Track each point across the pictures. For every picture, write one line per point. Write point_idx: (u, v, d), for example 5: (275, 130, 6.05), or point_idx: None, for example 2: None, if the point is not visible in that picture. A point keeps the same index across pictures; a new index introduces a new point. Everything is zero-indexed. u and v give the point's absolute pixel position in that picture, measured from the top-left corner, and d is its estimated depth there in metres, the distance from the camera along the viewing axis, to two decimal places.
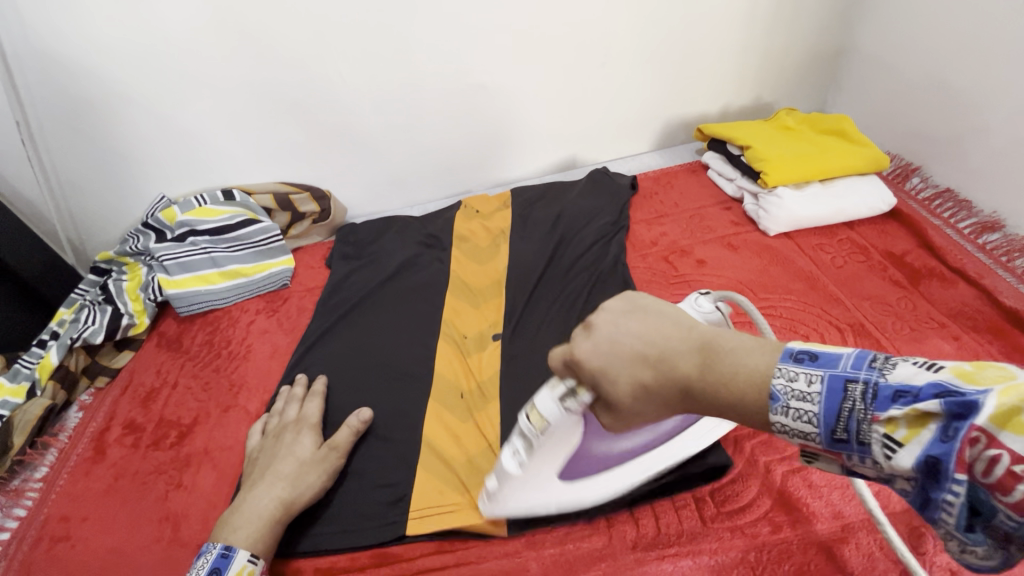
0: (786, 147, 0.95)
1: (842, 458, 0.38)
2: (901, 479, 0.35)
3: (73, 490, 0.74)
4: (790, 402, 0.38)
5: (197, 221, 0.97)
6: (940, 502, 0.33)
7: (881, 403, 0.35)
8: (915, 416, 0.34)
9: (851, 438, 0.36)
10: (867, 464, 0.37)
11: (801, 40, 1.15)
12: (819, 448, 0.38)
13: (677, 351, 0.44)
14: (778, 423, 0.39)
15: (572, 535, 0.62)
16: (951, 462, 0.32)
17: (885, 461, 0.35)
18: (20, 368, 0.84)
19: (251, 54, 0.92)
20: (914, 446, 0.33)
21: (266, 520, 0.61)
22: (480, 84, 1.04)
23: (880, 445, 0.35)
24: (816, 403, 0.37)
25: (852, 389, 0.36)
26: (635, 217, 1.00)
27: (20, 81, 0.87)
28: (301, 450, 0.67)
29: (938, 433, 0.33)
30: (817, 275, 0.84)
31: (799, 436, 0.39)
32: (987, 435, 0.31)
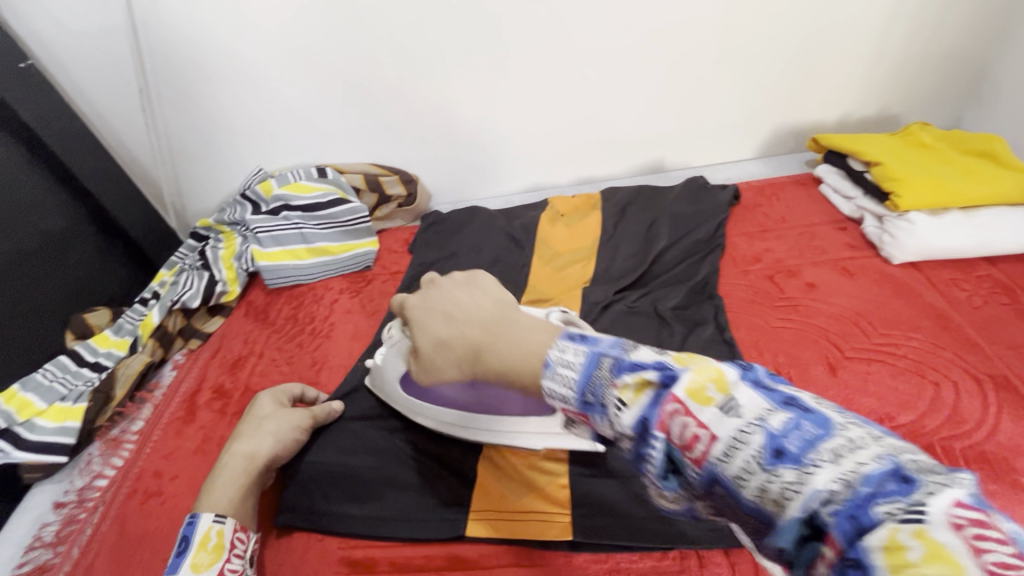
0: (922, 167, 0.85)
1: (592, 421, 0.42)
2: (622, 438, 0.40)
3: (165, 447, 0.77)
4: (558, 368, 0.43)
5: (292, 196, 0.99)
6: (647, 456, 0.38)
7: (619, 372, 0.40)
8: (641, 383, 0.39)
9: (596, 402, 0.41)
10: (606, 424, 0.41)
11: (945, 48, 1.03)
12: (575, 410, 0.42)
13: (470, 322, 0.53)
14: (548, 388, 0.43)
15: (660, 568, 0.58)
16: (654, 423, 0.37)
17: (615, 419, 0.39)
18: (124, 323, 0.89)
19: (361, 36, 0.91)
20: (634, 407, 0.38)
21: (228, 477, 0.61)
22: (582, 76, 0.99)
23: (614, 405, 0.39)
24: (574, 370, 0.42)
25: (603, 360, 0.41)
26: (735, 230, 0.93)
27: (145, 50, 0.90)
28: (260, 409, 0.68)
29: (652, 398, 0.38)
30: (950, 313, 0.75)
31: (559, 399, 0.43)
32: (684, 405, 0.36)
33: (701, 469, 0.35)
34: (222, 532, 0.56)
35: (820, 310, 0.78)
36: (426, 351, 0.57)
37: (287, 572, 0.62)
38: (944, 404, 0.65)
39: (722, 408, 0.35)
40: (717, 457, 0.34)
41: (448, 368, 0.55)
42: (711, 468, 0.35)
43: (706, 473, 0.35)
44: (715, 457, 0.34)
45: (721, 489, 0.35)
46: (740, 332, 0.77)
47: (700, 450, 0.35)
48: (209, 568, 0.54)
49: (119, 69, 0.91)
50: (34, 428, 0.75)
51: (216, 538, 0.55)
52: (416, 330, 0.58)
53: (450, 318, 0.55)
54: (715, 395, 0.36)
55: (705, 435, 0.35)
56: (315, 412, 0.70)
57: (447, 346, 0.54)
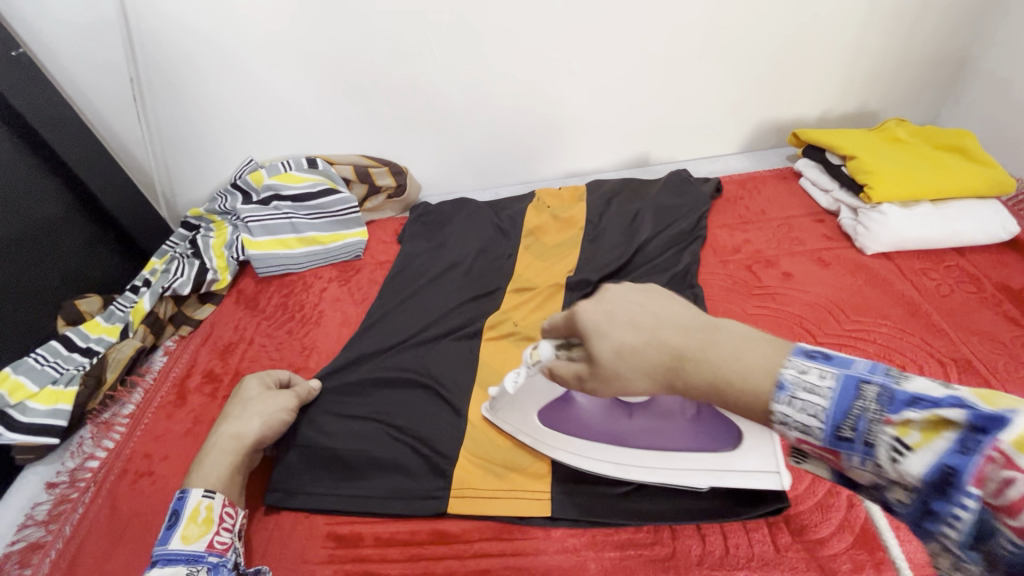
0: (895, 161, 0.88)
1: (840, 460, 0.38)
2: (895, 485, 0.35)
3: (156, 429, 0.78)
4: (797, 393, 0.38)
5: (282, 186, 1.00)
6: (852, 463, 0.36)
7: (893, 406, 0.34)
8: (931, 422, 0.33)
9: (856, 438, 0.36)
10: (865, 467, 0.36)
11: (922, 46, 1.05)
12: (817, 445, 0.38)
13: (673, 330, 0.47)
14: (779, 414, 0.39)
15: (634, 541, 0.61)
16: (965, 474, 0.31)
17: (887, 462, 0.34)
18: (115, 310, 0.90)
19: (351, 29, 0.93)
20: (922, 452, 0.33)
21: (215, 457, 0.63)
22: (569, 70, 1.01)
23: (887, 447, 0.34)
24: (823, 396, 0.37)
25: (866, 390, 0.36)
26: (716, 222, 0.96)
27: (137, 39, 0.91)
28: (245, 392, 0.70)
29: (954, 444, 0.32)
30: (918, 301, 0.78)
31: (798, 429, 0.38)
32: (1003, 455, 0.30)
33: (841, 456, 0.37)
34: (211, 506, 0.58)
35: (794, 298, 0.80)
36: (607, 360, 0.49)
37: (275, 547, 0.64)
38: None
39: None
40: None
41: (635, 378, 0.48)
42: (1005, 520, 0.30)
43: None
44: (1020, 507, 0.30)
45: None
46: (718, 319, 0.79)
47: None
48: (199, 540, 0.56)
49: (111, 59, 0.92)
50: (26, 410, 0.76)
51: (205, 512, 0.57)
52: (587, 336, 0.51)
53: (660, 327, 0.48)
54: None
55: (1016, 484, 0.30)
56: (299, 394, 0.72)
57: (637, 353, 0.48)
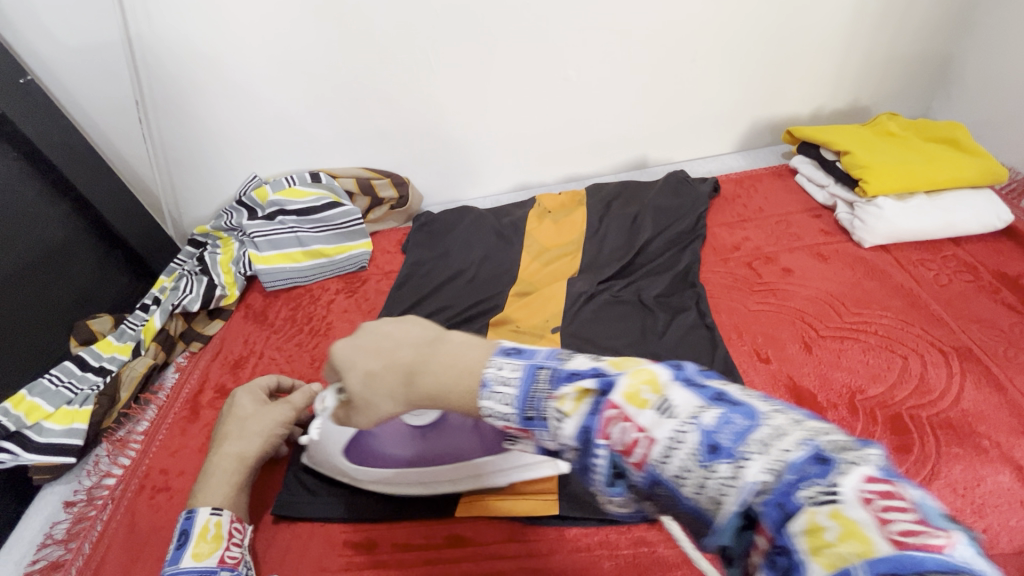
0: (889, 154, 0.89)
1: (534, 437, 0.41)
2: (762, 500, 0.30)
3: (170, 445, 0.80)
4: (496, 386, 0.41)
5: (286, 201, 1.02)
6: (592, 466, 0.37)
7: (558, 382, 0.39)
8: (583, 392, 0.38)
9: (535, 416, 0.39)
10: (548, 439, 0.40)
11: (909, 41, 1.07)
12: (516, 428, 0.40)
13: (402, 346, 0.47)
14: (487, 409, 0.41)
15: (647, 538, 0.62)
16: (595, 431, 0.36)
17: (556, 431, 0.38)
18: (126, 329, 0.91)
19: (351, 46, 0.95)
20: (573, 417, 0.37)
21: (221, 477, 0.64)
22: (564, 76, 1.03)
23: (552, 418, 0.38)
24: (512, 386, 0.40)
25: (540, 373, 0.40)
26: (715, 221, 0.97)
27: (141, 62, 0.93)
28: (241, 409, 0.70)
29: (591, 407, 0.37)
30: (917, 291, 0.79)
31: (500, 419, 0.41)
32: (620, 410, 0.36)
33: (642, 471, 0.35)
34: (219, 523, 0.59)
35: (795, 293, 0.82)
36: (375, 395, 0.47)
37: (292, 558, 0.64)
38: (912, 376, 0.69)
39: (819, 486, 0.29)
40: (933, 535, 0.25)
41: (381, 402, 0.47)
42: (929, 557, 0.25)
43: (648, 475, 0.35)
44: (656, 459, 0.34)
45: (664, 490, 0.34)
46: (720, 316, 0.80)
47: (640, 455, 0.34)
48: (209, 557, 0.56)
49: (115, 83, 0.94)
50: (42, 431, 0.77)
51: (214, 529, 0.58)
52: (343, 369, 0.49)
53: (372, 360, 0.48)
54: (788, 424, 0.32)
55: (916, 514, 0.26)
56: (296, 404, 0.72)
57: (377, 376, 0.47)
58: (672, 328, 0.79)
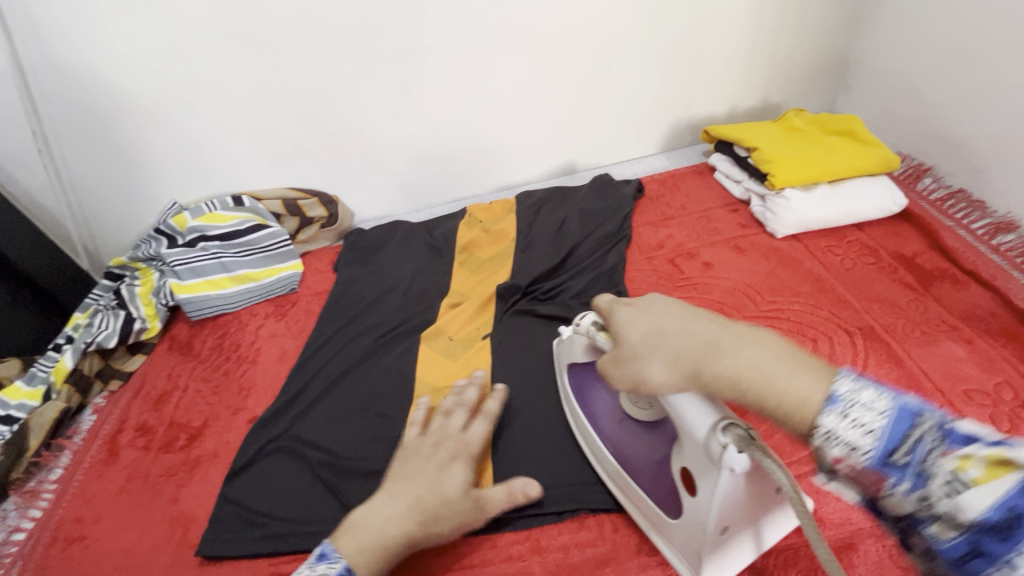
0: (794, 148, 0.94)
1: (877, 485, 0.38)
2: (924, 510, 0.36)
3: (86, 492, 0.75)
4: (851, 408, 0.39)
5: (208, 226, 0.99)
6: (977, 549, 0.34)
7: (950, 439, 0.36)
8: (992, 461, 0.34)
9: (910, 463, 0.37)
10: (902, 496, 0.37)
11: (809, 41, 1.14)
12: (858, 466, 0.38)
13: (689, 340, 0.49)
14: (827, 428, 0.39)
15: (577, 539, 0.62)
16: (1018, 514, 0.33)
17: (928, 492, 0.35)
18: (37, 372, 0.85)
19: (262, 66, 0.94)
20: (979, 487, 0.34)
21: (382, 545, 0.54)
22: (485, 88, 1.04)
23: (942, 477, 0.35)
24: (883, 424, 0.38)
25: (920, 420, 0.37)
26: (641, 221, 1.00)
27: (36, 90, 0.89)
28: (452, 489, 0.58)
29: (1007, 486, 0.33)
30: (825, 276, 0.83)
31: (840, 445, 0.39)
32: None
33: None
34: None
35: (714, 286, 0.85)
36: (635, 340, 0.53)
37: None
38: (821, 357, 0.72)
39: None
40: None
41: (658, 375, 0.50)
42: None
43: None
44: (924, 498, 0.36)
45: None
46: None
47: None
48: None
49: (9, 113, 0.89)
50: None
51: None
52: (626, 319, 0.56)
53: (692, 328, 0.50)
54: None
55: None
56: (488, 504, 0.60)
57: (664, 346, 0.50)
58: None
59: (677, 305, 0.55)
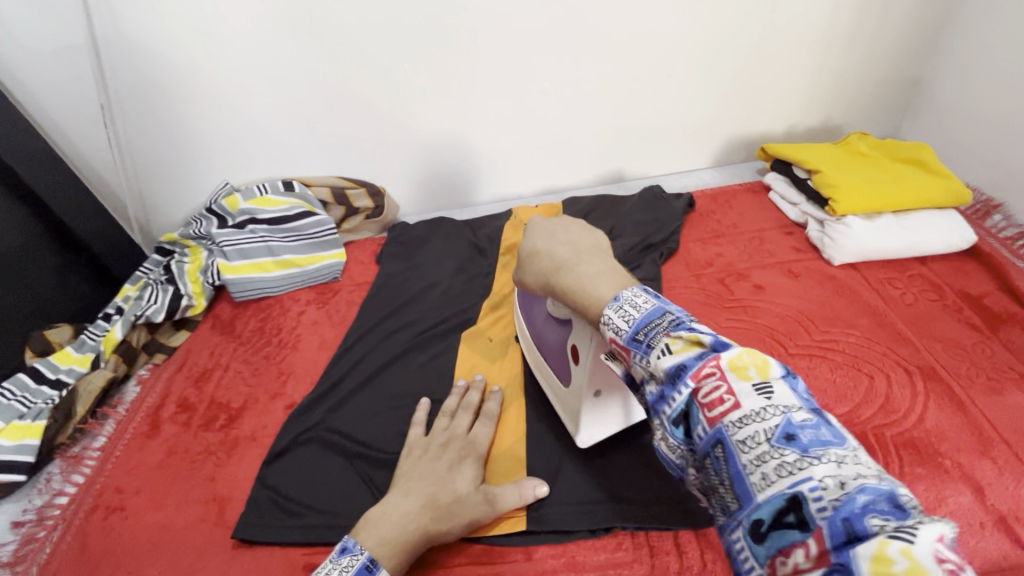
0: (859, 175, 0.91)
1: (629, 360, 0.41)
2: (649, 381, 0.38)
3: (128, 463, 0.77)
4: (625, 304, 0.41)
5: (257, 210, 1.00)
6: (669, 401, 0.36)
7: (676, 327, 0.38)
8: (694, 342, 0.37)
9: (644, 342, 0.39)
10: (641, 366, 0.39)
11: (879, 63, 1.09)
12: (619, 345, 0.41)
13: (561, 252, 0.52)
14: (606, 317, 0.42)
15: (614, 561, 0.61)
16: (691, 373, 0.36)
17: (653, 362, 0.38)
18: (86, 339, 0.88)
19: (323, 55, 0.94)
20: (676, 356, 0.37)
21: (406, 541, 0.57)
22: (540, 90, 1.03)
23: (659, 350, 0.38)
24: (637, 314, 0.40)
25: (667, 315, 0.39)
26: (690, 236, 0.98)
27: (106, 66, 0.91)
28: (458, 483, 0.62)
29: (697, 354, 0.36)
30: (884, 310, 0.80)
31: (611, 330, 0.41)
32: (720, 372, 0.35)
33: (711, 430, 0.34)
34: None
35: (766, 311, 0.82)
36: (524, 252, 0.56)
37: None
38: (878, 395, 0.69)
39: (756, 387, 0.34)
40: (732, 421, 0.34)
41: (533, 278, 0.54)
42: (729, 434, 0.34)
43: (713, 435, 0.34)
44: (729, 421, 0.34)
45: (722, 453, 0.34)
46: None
47: (719, 412, 0.34)
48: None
49: (80, 86, 0.92)
50: None
51: None
52: (524, 237, 0.58)
53: (554, 241, 0.53)
54: (753, 373, 0.35)
55: (731, 401, 0.34)
56: (501, 501, 0.62)
57: (539, 257, 0.53)
58: None
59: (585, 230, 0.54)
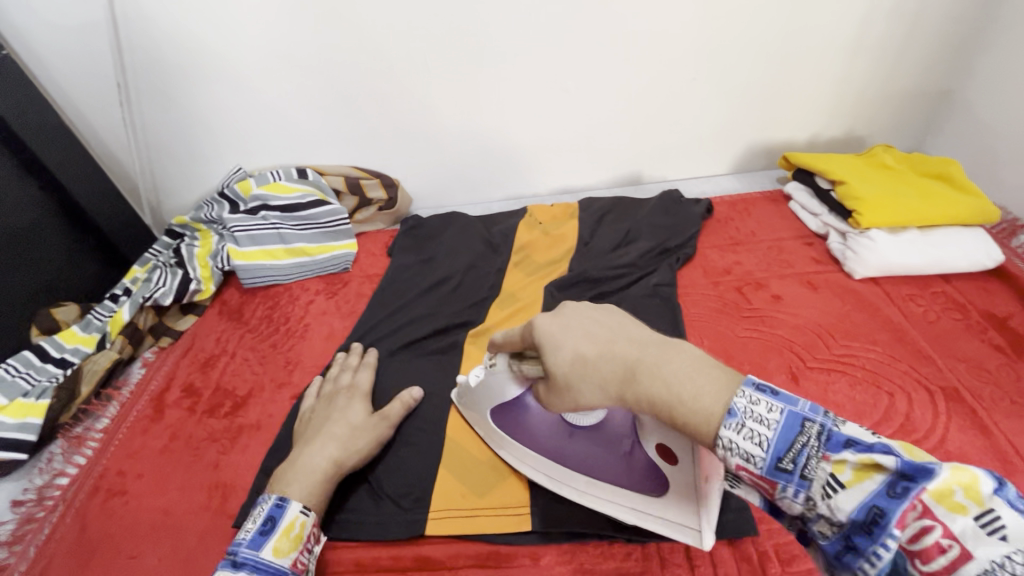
0: (884, 188, 0.89)
1: (773, 490, 0.38)
2: (823, 519, 0.37)
3: (131, 445, 0.76)
4: (746, 420, 0.38)
5: (270, 196, 0.99)
6: (842, 534, 0.35)
7: (831, 446, 0.36)
8: (866, 463, 0.35)
9: (794, 469, 0.37)
10: (797, 498, 0.37)
11: (908, 74, 1.07)
12: (756, 474, 0.38)
13: (619, 353, 0.45)
14: (725, 441, 0.38)
15: (623, 570, 0.59)
16: (890, 517, 0.33)
17: (820, 496, 0.36)
18: (93, 319, 0.87)
19: (343, 42, 0.92)
20: (853, 491, 0.35)
21: (319, 476, 0.62)
22: (562, 88, 1.01)
23: (822, 481, 0.36)
24: (771, 431, 0.37)
25: (807, 427, 0.37)
26: (708, 243, 0.96)
27: (124, 44, 0.90)
28: (352, 417, 0.69)
29: (883, 486, 0.34)
30: (905, 326, 0.79)
31: (737, 457, 0.38)
32: (919, 504, 0.33)
33: (900, 558, 0.33)
34: (305, 524, 0.58)
35: (784, 323, 0.80)
36: (558, 371, 0.48)
37: None
38: (898, 414, 0.68)
39: (978, 520, 0.32)
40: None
41: (589, 391, 0.47)
42: (928, 570, 0.32)
43: (900, 568, 0.33)
44: (853, 514, 0.34)
45: None
46: (706, 341, 0.79)
47: (934, 552, 0.32)
48: (287, 556, 0.55)
49: (96, 62, 0.91)
50: None
51: (298, 529, 0.57)
52: (541, 347, 0.50)
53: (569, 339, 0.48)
54: (971, 503, 0.32)
55: (946, 544, 0.32)
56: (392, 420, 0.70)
57: (590, 364, 0.46)
58: None
59: (616, 324, 0.48)
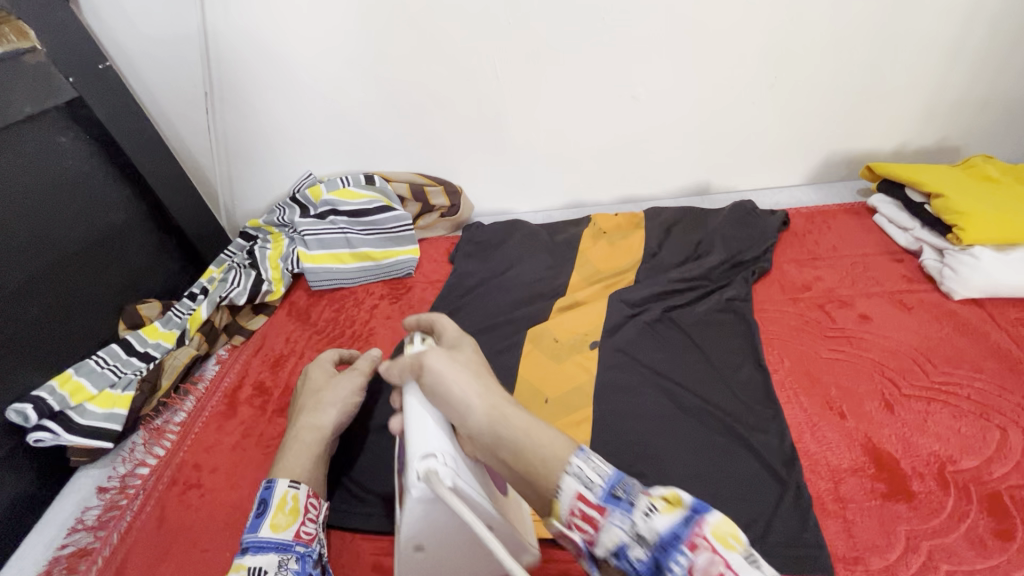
0: (989, 202, 0.82)
1: (594, 527, 0.41)
2: (635, 543, 0.40)
3: (207, 439, 0.78)
4: (592, 455, 0.43)
5: (339, 201, 1.01)
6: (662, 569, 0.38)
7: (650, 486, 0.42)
8: (671, 500, 0.40)
9: (621, 497, 0.41)
10: (620, 529, 0.40)
11: (1012, 81, 0.99)
12: (591, 504, 0.41)
13: (511, 421, 0.47)
14: (575, 469, 0.42)
15: None
16: (683, 540, 0.38)
17: (637, 522, 0.40)
18: (173, 316, 0.91)
19: (419, 53, 0.94)
20: (663, 517, 0.39)
21: (300, 448, 0.63)
22: (633, 94, 0.99)
23: (642, 508, 0.40)
24: (603, 476, 0.42)
25: (627, 478, 0.42)
26: (785, 257, 0.91)
27: (213, 55, 0.94)
28: (315, 387, 0.70)
29: (680, 518, 0.39)
30: (1016, 355, 0.72)
31: (582, 485, 0.42)
32: (705, 539, 0.38)
33: None
34: (297, 497, 0.58)
35: (875, 346, 0.75)
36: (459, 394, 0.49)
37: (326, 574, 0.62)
38: (1012, 451, 0.62)
39: (745, 555, 0.37)
40: None
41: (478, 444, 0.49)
42: None
43: None
44: None
45: None
46: (786, 362, 0.74)
47: None
48: (286, 530, 0.55)
49: (186, 73, 0.96)
50: (84, 413, 0.76)
51: (292, 502, 0.57)
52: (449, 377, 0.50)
53: (465, 386, 0.49)
54: (736, 543, 0.38)
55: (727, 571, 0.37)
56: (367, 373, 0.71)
57: (486, 426, 0.48)
58: (739, 373, 0.73)
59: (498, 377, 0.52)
